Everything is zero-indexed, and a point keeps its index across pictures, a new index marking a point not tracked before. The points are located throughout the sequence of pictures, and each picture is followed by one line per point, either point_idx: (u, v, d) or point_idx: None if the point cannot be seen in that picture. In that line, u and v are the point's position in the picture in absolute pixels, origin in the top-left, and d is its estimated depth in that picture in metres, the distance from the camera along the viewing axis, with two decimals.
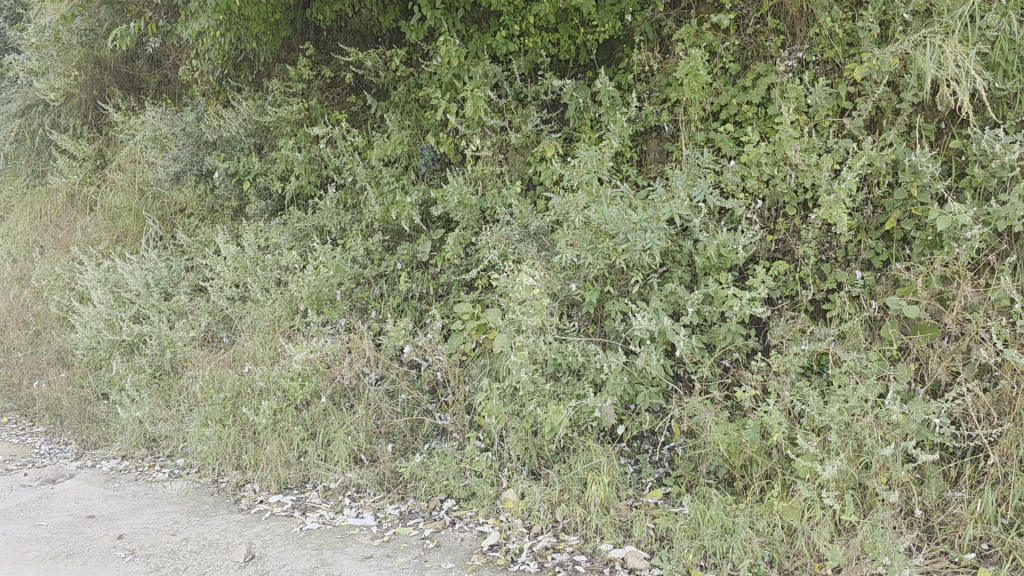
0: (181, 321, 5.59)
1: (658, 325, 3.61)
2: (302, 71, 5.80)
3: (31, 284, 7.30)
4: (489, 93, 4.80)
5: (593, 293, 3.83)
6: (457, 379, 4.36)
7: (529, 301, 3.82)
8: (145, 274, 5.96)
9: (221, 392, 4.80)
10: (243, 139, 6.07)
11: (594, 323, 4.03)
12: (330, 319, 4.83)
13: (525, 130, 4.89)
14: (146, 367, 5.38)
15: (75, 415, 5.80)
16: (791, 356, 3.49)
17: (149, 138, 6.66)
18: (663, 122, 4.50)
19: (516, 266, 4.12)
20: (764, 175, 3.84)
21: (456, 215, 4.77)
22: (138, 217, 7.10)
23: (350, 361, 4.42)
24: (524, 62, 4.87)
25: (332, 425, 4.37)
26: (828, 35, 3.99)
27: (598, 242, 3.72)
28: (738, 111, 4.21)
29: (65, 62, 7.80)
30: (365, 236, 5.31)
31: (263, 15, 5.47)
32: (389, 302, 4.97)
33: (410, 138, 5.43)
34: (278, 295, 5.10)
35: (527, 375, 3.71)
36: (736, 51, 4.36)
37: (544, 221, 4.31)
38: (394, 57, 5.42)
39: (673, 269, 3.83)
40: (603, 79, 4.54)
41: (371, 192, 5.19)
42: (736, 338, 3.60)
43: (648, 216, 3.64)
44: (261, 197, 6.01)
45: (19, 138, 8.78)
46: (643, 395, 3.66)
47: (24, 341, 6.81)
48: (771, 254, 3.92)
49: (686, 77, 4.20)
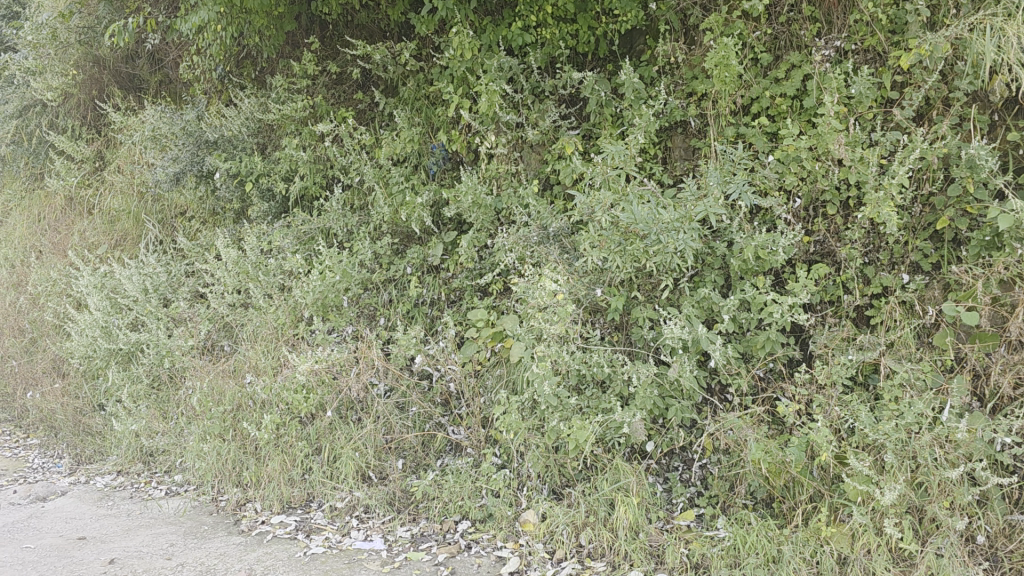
0: (180, 328, 5.31)
1: (692, 334, 3.33)
2: (307, 67, 5.54)
3: (27, 290, 7.07)
4: (504, 87, 4.53)
5: (619, 299, 3.55)
6: (473, 390, 4.09)
7: (552, 307, 3.57)
8: (143, 280, 5.71)
9: (221, 405, 4.50)
10: (245, 138, 5.81)
11: (619, 331, 3.76)
12: (337, 327, 4.55)
13: (542, 127, 4.62)
14: (144, 378, 5.12)
15: (69, 427, 5.55)
16: (837, 367, 3.21)
17: (148, 138, 6.41)
18: (689, 117, 4.24)
19: (536, 271, 3.85)
20: (803, 171, 3.56)
21: (470, 216, 4.51)
22: (138, 221, 6.86)
23: (358, 372, 4.15)
24: (540, 55, 4.61)
25: (338, 440, 4.09)
26: (870, 21, 3.70)
27: (626, 243, 3.43)
28: (771, 104, 3.94)
29: (63, 62, 7.61)
30: (373, 239, 5.05)
31: (265, 7, 5.22)
32: (399, 308, 4.74)
33: (420, 136, 5.16)
34: (280, 301, 4.80)
35: (551, 388, 3.42)
36: (768, 41, 4.08)
37: (565, 222, 4.07)
38: (403, 50, 5.16)
39: (705, 273, 3.55)
40: (627, 72, 4.27)
41: (380, 192, 4.93)
42: (776, 348, 3.31)
43: (680, 215, 3.35)
44: (264, 199, 5.75)
45: (17, 140, 8.58)
46: (675, 409, 3.38)
47: (19, 350, 6.57)
48: (809, 256, 3.64)
49: (715, 68, 3.97)
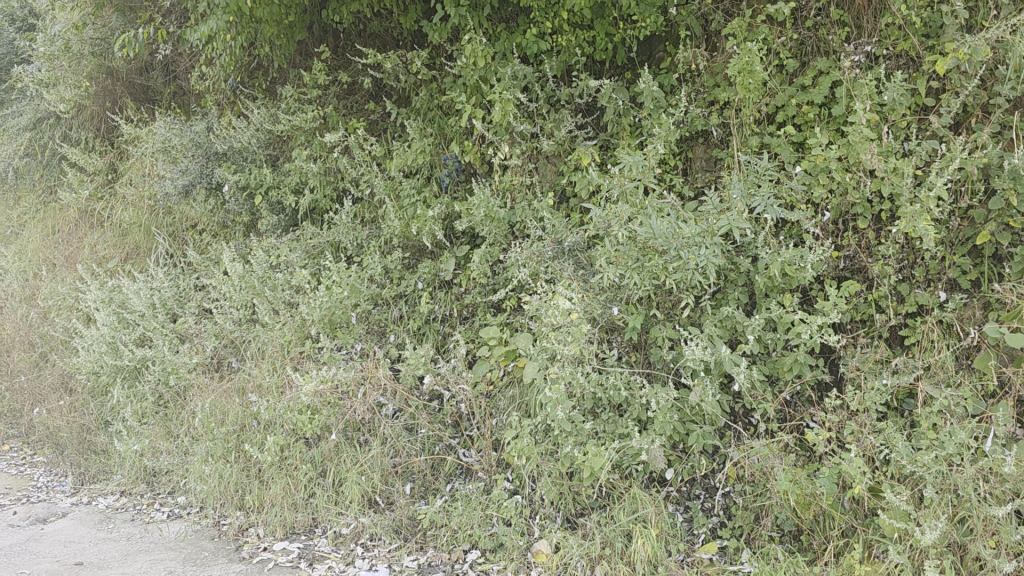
0: (186, 344, 5.17)
1: (714, 355, 3.13)
2: (317, 77, 5.42)
3: (38, 304, 6.99)
4: (518, 96, 4.37)
5: (637, 318, 3.36)
6: (484, 412, 3.90)
7: (567, 328, 3.34)
8: (151, 294, 5.59)
9: (223, 425, 4.36)
10: (255, 150, 5.69)
11: (637, 350, 3.57)
12: (345, 344, 4.40)
13: (558, 137, 4.45)
14: (149, 396, 4.99)
15: (75, 445, 5.42)
16: (871, 392, 3.00)
17: (159, 150, 6.32)
18: (711, 127, 4.06)
19: (550, 287, 3.67)
20: (833, 183, 3.35)
21: (482, 230, 4.34)
22: (148, 234, 6.73)
23: (365, 393, 3.98)
24: (556, 63, 4.44)
25: (344, 463, 3.94)
26: (903, 24, 3.51)
27: (645, 259, 3.24)
28: (797, 112, 3.76)
29: (75, 73, 7.52)
30: (383, 254, 4.90)
31: (275, 16, 5.11)
32: (409, 325, 4.57)
33: (432, 147, 5.01)
34: (287, 317, 4.64)
35: (564, 413, 3.23)
36: (794, 47, 3.91)
37: (580, 236, 3.88)
38: (415, 59, 5.02)
39: (728, 290, 3.36)
40: (645, 80, 4.10)
41: (390, 205, 4.78)
42: (805, 371, 3.10)
43: (701, 229, 3.16)
44: (273, 212, 5.62)
45: (30, 152, 8.53)
46: (696, 435, 3.18)
47: (27, 364, 6.47)
48: (839, 272, 3.43)
49: (739, 74, 3.76)
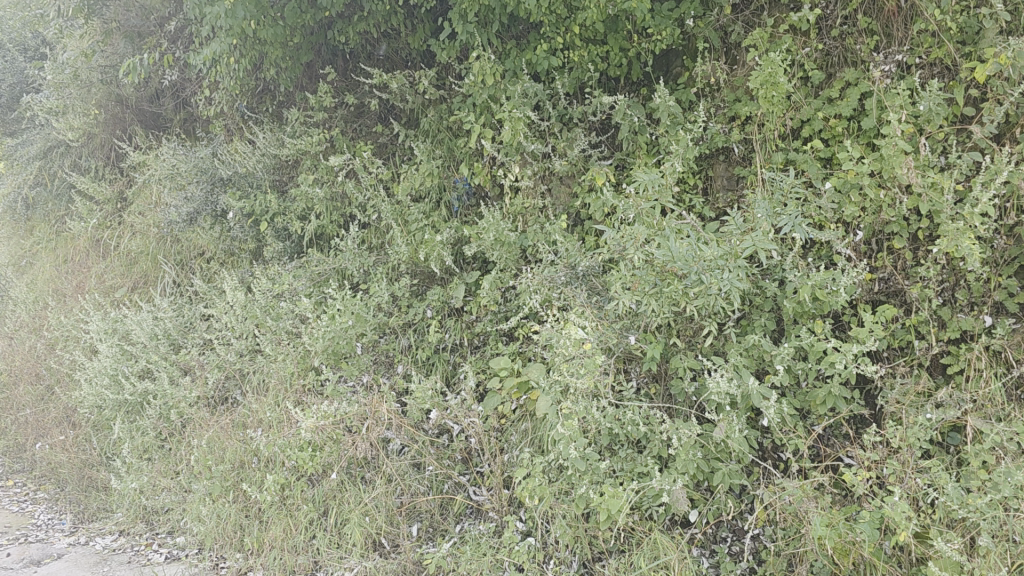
0: (188, 377, 4.97)
1: (740, 387, 2.90)
2: (323, 99, 5.27)
3: (46, 334, 6.86)
4: (529, 114, 4.19)
5: (656, 347, 3.12)
6: (495, 448, 3.65)
7: (579, 359, 3.09)
8: (155, 325, 5.41)
9: (222, 463, 4.17)
10: (260, 175, 5.54)
11: (657, 382, 3.34)
12: (350, 375, 4.20)
13: (570, 156, 4.25)
14: (150, 430, 4.76)
15: (76, 481, 5.23)
16: (914, 427, 2.74)
17: (165, 176, 6.20)
18: (733, 143, 3.86)
19: (563, 315, 3.45)
20: (866, 200, 3.12)
21: (492, 255, 4.13)
22: (156, 262, 6.57)
23: (369, 427, 3.75)
24: (569, 80, 4.27)
25: (346, 503, 3.70)
26: (938, 30, 3.28)
27: (663, 285, 3.00)
28: (824, 126, 3.55)
29: (85, 101, 7.45)
30: (390, 280, 4.70)
31: (279, 38, 4.99)
32: (417, 355, 4.37)
33: (441, 169, 4.83)
34: (289, 347, 4.43)
35: (578, 451, 2.99)
36: (819, 58, 3.72)
37: (595, 260, 3.66)
38: (423, 78, 4.86)
39: (754, 316, 3.12)
40: (662, 94, 3.88)
41: (397, 230, 4.60)
42: (840, 404, 2.85)
43: (724, 252, 2.92)
44: (279, 238, 5.44)
45: (40, 182, 8.51)
46: (722, 475, 2.92)
47: (33, 398, 6.33)
48: (873, 296, 3.18)
49: (762, 87, 3.59)
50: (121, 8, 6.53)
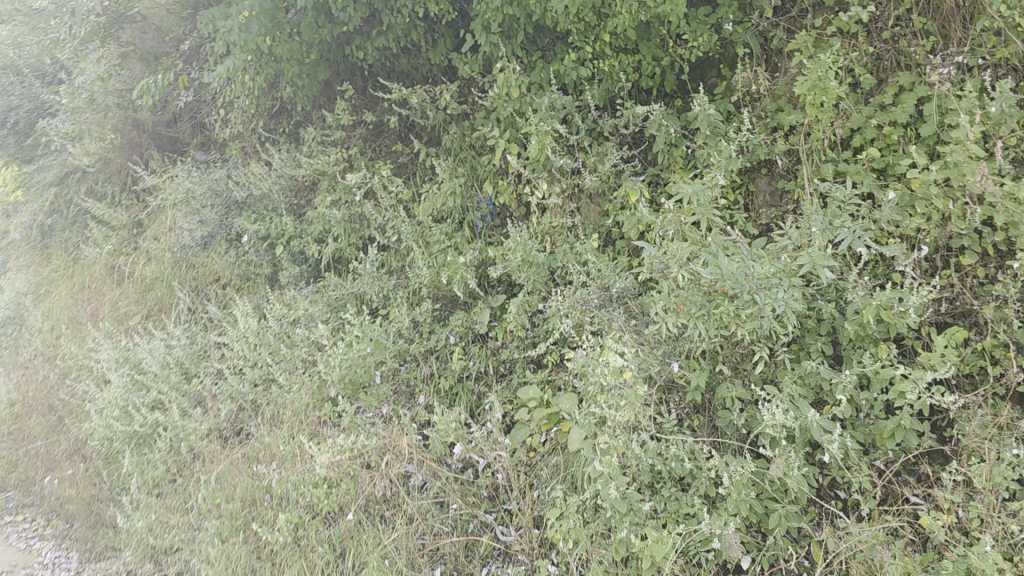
0: (198, 408, 4.71)
1: (798, 420, 2.61)
2: (341, 117, 5.09)
3: (60, 364, 6.76)
4: (557, 127, 3.96)
5: (700, 376, 2.84)
6: (524, 484, 3.38)
7: (620, 390, 2.84)
8: (166, 353, 5.18)
9: (231, 501, 3.88)
10: (276, 197, 5.33)
11: (700, 413, 3.05)
12: (369, 407, 3.94)
13: (601, 171, 4.00)
14: (159, 465, 4.51)
15: (84, 518, 4.99)
16: (999, 465, 2.43)
17: (179, 201, 6.00)
18: (776, 155, 3.60)
19: (598, 340, 3.19)
20: (931, 213, 2.84)
21: (519, 277, 3.88)
22: (170, 288, 6.35)
23: (388, 463, 3.54)
24: (599, 91, 4.06)
25: (364, 545, 3.40)
26: (1004, 29, 3.02)
27: (711, 305, 2.72)
28: (877, 135, 3.28)
29: (100, 126, 7.34)
30: (411, 305, 4.46)
31: (296, 54, 4.81)
32: (440, 384, 4.09)
33: (463, 188, 4.60)
34: (305, 377, 4.16)
35: (619, 491, 2.70)
36: (869, 62, 3.46)
37: (630, 280, 3.41)
38: (444, 93, 4.66)
39: (808, 340, 2.83)
40: (700, 103, 3.62)
41: (418, 251, 4.35)
42: (910, 438, 2.55)
43: (778, 269, 2.66)
44: (295, 262, 5.21)
45: (55, 209, 8.45)
46: (778, 516, 2.61)
47: (45, 429, 6.16)
48: (940, 318, 2.90)
49: (809, 93, 3.33)
50: (138, 31, 6.53)
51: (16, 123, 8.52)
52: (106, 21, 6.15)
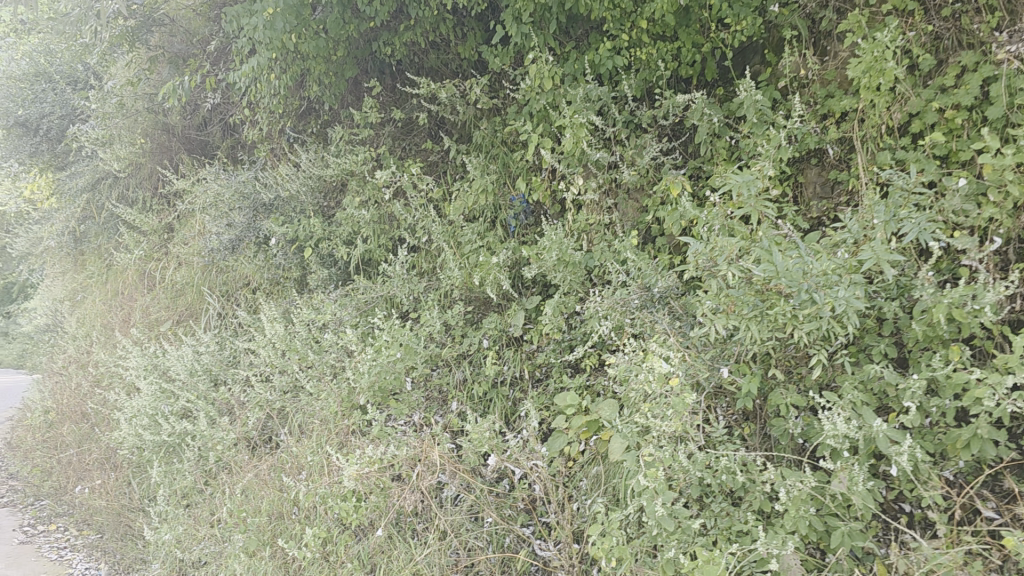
0: (226, 417, 4.58)
1: (863, 429, 2.39)
2: (369, 114, 4.94)
3: (92, 371, 6.72)
4: (593, 119, 3.76)
5: (753, 382, 2.63)
6: (563, 496, 3.18)
7: (667, 398, 2.62)
8: (194, 360, 5.08)
9: (258, 514, 3.74)
10: (304, 199, 5.20)
11: (751, 421, 2.85)
12: (400, 415, 3.78)
13: (640, 165, 3.80)
14: (187, 475, 4.40)
15: (114, 529, 4.90)
16: None
17: (208, 204, 5.91)
18: (828, 143, 3.37)
19: (640, 343, 2.99)
20: (1005, 202, 2.60)
21: (555, 277, 3.67)
22: (200, 294, 6.24)
23: (419, 475, 3.35)
24: (636, 81, 3.86)
25: (395, 561, 3.23)
26: None
27: (765, 305, 2.51)
28: (939, 119, 3.04)
29: (131, 130, 7.28)
30: (443, 308, 4.29)
31: (322, 51, 4.66)
32: (474, 390, 3.91)
33: (495, 186, 4.42)
34: (333, 385, 3.99)
35: (665, 508, 2.49)
36: (928, 42, 3.23)
37: (673, 278, 3.22)
38: (474, 87, 4.50)
39: (869, 342, 2.60)
40: (746, 89, 3.40)
41: (449, 252, 4.18)
42: (988, 449, 2.31)
43: (838, 265, 2.44)
44: (324, 265, 5.08)
45: (87, 215, 8.47)
46: (841, 535, 2.38)
47: (78, 437, 6.14)
48: (1014, 316, 2.66)
49: (864, 76, 3.10)
50: (166, 35, 6.46)
51: (49, 130, 8.46)
52: (134, 25, 6.07)
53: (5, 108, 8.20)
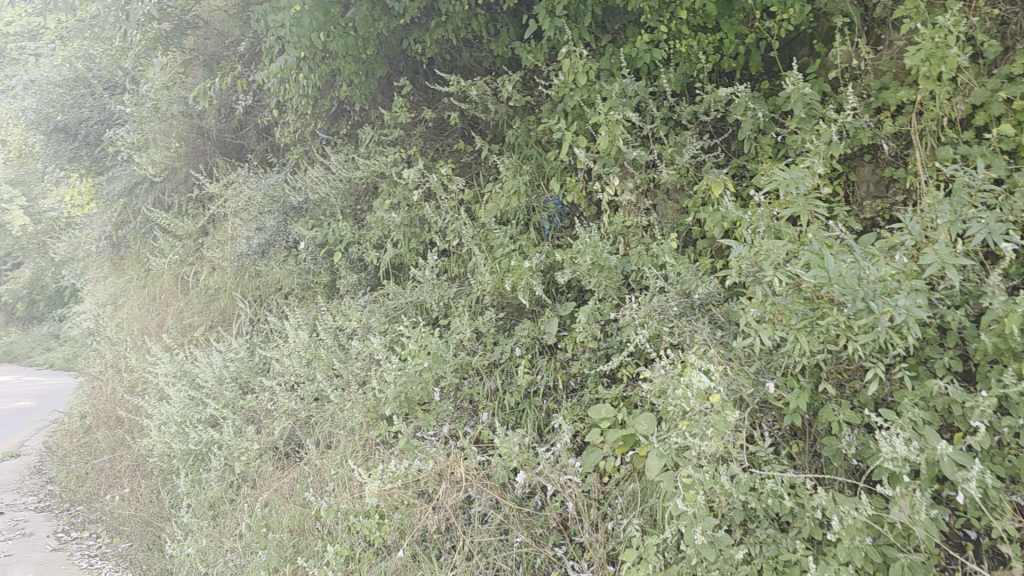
0: (252, 426, 4.46)
1: (925, 452, 2.16)
2: (399, 114, 4.80)
3: (127, 376, 6.69)
4: (629, 115, 3.56)
5: (802, 397, 2.42)
6: (596, 515, 3.00)
7: (707, 415, 2.41)
8: (223, 367, 4.98)
9: (280, 529, 3.60)
10: (334, 202, 5.07)
11: (800, 439, 2.63)
12: (427, 427, 3.61)
13: (679, 163, 3.59)
14: (213, 486, 4.30)
15: (142, 538, 4.83)
16: None
17: (239, 208, 5.82)
18: (883, 138, 3.13)
19: (679, 354, 2.79)
20: None
21: (589, 282, 3.47)
22: (232, 299, 6.15)
23: (445, 492, 3.18)
24: (676, 75, 3.65)
25: None
26: None
27: (817, 315, 2.30)
28: (1007, 109, 2.79)
29: (166, 134, 7.29)
30: (474, 315, 4.12)
31: (351, 49, 4.52)
32: (505, 400, 3.74)
33: (528, 187, 4.24)
34: (358, 395, 3.84)
35: (705, 536, 2.27)
36: (993, 28, 2.98)
37: (715, 284, 3.01)
38: (506, 84, 4.33)
39: (931, 354, 2.37)
40: (793, 81, 3.17)
41: (480, 256, 4.01)
42: None
43: (898, 270, 2.22)
44: (354, 269, 4.95)
45: (124, 220, 8.52)
46: (901, 569, 2.14)
47: (111, 443, 6.10)
48: None
49: (924, 65, 2.86)
50: (200, 38, 6.52)
51: (88, 135, 8.51)
52: (168, 28, 6.01)
53: (46, 114, 8.25)
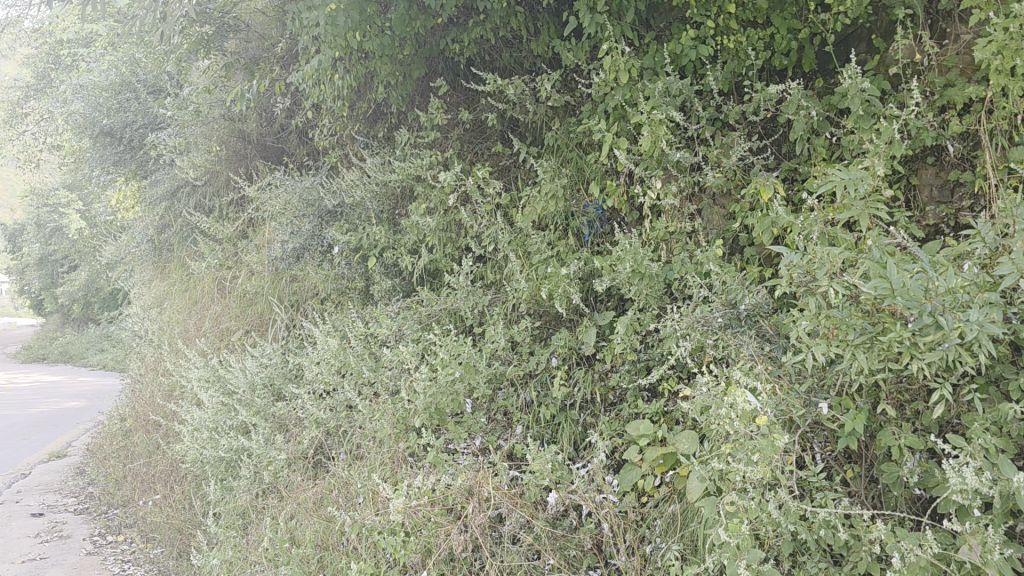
0: (282, 434, 4.36)
1: (999, 484, 1.93)
2: (436, 116, 4.66)
3: (165, 380, 6.67)
4: (674, 115, 3.36)
5: (858, 420, 2.20)
6: (633, 538, 2.81)
7: (753, 438, 2.21)
8: (255, 373, 4.89)
9: (306, 543, 3.48)
10: (369, 206, 4.96)
11: (855, 463, 2.42)
12: (457, 440, 3.45)
13: (725, 166, 3.38)
14: (241, 495, 4.20)
15: (173, 546, 4.75)
16: None
17: (275, 212, 5.75)
18: (948, 138, 2.90)
19: (724, 370, 2.59)
20: None
21: (629, 290, 3.28)
22: (269, 304, 6.08)
23: (475, 509, 3.00)
24: (723, 73, 3.45)
25: None
26: None
27: (877, 330, 2.09)
28: None
29: (207, 138, 7.35)
30: (510, 323, 3.97)
31: (387, 49, 4.40)
32: (540, 413, 3.57)
33: (568, 191, 4.08)
34: (387, 405, 3.70)
35: (751, 570, 2.08)
36: None
37: (763, 294, 2.81)
38: (545, 84, 4.17)
39: (1004, 374, 2.15)
40: (851, 77, 2.95)
41: (516, 262, 3.85)
42: None
43: (969, 281, 2.00)
44: (388, 275, 4.83)
45: (166, 223, 8.59)
46: None
47: (148, 447, 6.07)
48: None
49: (997, 57, 2.62)
50: (242, 41, 6.48)
51: (132, 140, 8.57)
52: (209, 31, 5.97)
53: (91, 119, 8.33)
